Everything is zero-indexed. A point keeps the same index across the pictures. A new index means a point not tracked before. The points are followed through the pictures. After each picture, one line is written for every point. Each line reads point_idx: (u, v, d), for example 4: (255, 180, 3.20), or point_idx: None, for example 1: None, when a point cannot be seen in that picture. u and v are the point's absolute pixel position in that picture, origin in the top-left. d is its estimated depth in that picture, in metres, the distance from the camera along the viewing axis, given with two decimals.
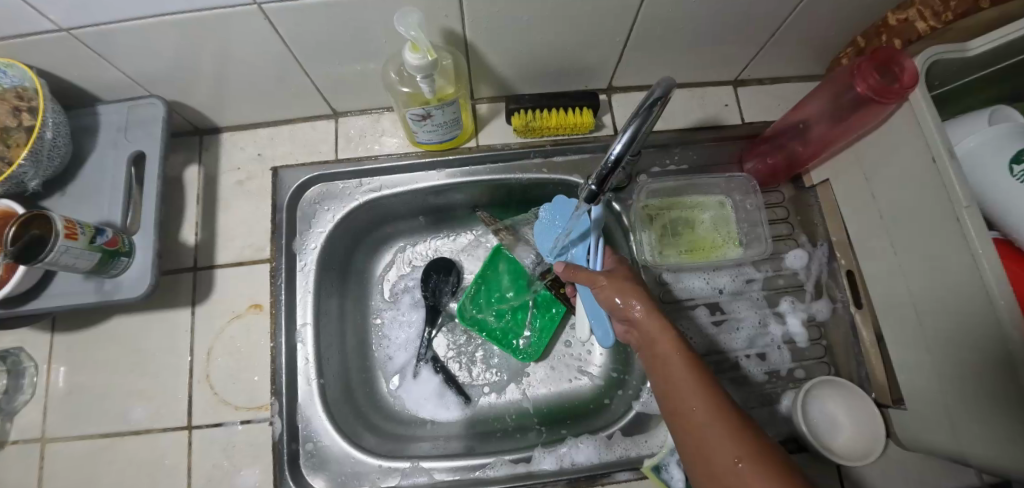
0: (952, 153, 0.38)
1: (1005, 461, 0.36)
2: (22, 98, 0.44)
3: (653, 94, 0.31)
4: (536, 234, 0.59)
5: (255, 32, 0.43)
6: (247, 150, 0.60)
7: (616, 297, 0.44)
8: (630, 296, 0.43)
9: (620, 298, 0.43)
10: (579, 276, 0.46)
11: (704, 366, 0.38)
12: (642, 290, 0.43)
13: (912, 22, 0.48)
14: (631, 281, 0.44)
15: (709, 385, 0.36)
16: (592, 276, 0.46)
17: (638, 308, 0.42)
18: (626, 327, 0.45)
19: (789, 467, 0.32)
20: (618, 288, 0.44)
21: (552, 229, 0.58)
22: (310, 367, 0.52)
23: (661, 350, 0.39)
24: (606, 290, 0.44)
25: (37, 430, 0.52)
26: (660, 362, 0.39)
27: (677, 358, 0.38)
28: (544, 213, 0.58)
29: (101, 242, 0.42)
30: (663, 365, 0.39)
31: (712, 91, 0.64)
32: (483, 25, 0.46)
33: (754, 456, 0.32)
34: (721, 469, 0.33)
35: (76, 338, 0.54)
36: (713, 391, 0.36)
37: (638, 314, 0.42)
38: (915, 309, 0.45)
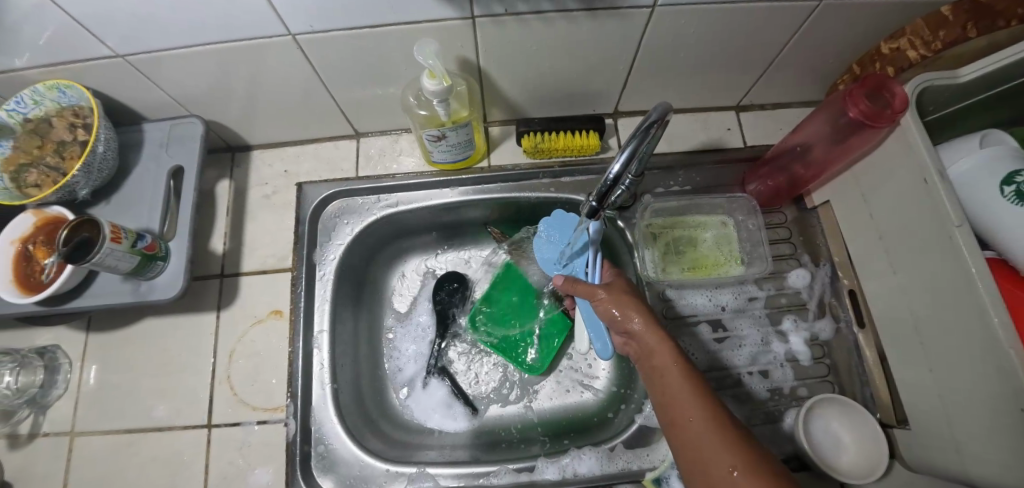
0: (943, 176, 0.40)
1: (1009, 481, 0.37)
2: (79, 115, 0.49)
3: (649, 118, 0.35)
4: (537, 247, 0.60)
5: (288, 57, 0.47)
6: (275, 167, 0.65)
7: (615, 310, 0.45)
8: (628, 309, 0.45)
9: (619, 312, 0.45)
10: (579, 287, 0.49)
11: (700, 378, 0.39)
12: (640, 304, 0.45)
13: (902, 50, 0.50)
14: (629, 294, 0.46)
15: (705, 396, 0.38)
16: (591, 288, 0.48)
17: (636, 321, 0.44)
18: (625, 340, 0.47)
19: (784, 476, 0.32)
20: (616, 302, 0.45)
21: (554, 241, 0.60)
22: (325, 372, 0.54)
23: (658, 361, 0.41)
24: (605, 304, 0.46)
25: (66, 424, 0.55)
26: (658, 373, 0.41)
27: (673, 368, 0.40)
28: (545, 226, 0.60)
29: (142, 246, 0.46)
30: (660, 377, 0.40)
31: (715, 116, 0.67)
32: (496, 53, 0.49)
33: (747, 464, 0.33)
34: (715, 476, 0.33)
35: (108, 337, 0.58)
36: (709, 401, 0.37)
37: (635, 326, 0.44)
38: (917, 327, 0.46)
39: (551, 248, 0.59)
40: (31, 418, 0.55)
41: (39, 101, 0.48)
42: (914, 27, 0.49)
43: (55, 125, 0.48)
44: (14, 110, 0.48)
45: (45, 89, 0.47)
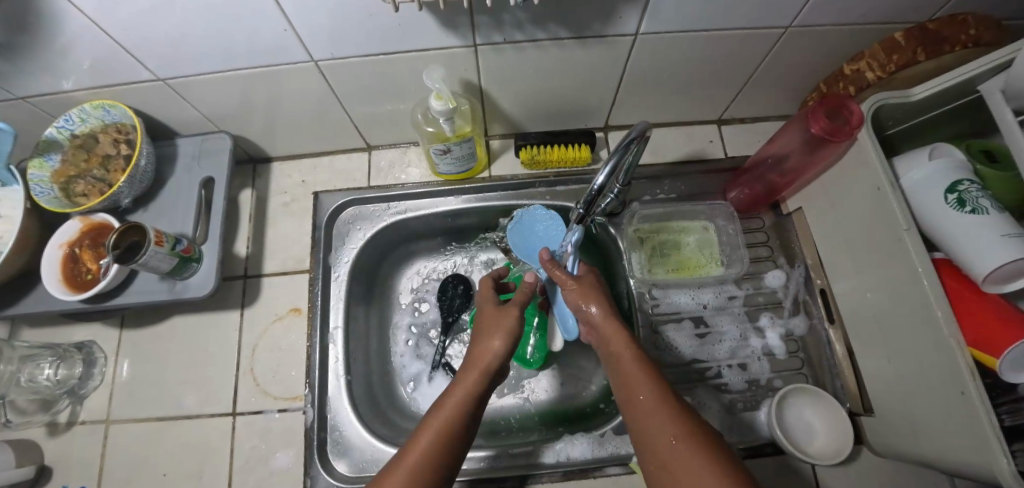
0: (894, 185, 0.45)
1: (960, 457, 0.42)
2: (122, 132, 0.55)
3: (630, 135, 0.40)
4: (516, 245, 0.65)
5: (310, 80, 0.53)
6: (293, 177, 0.70)
7: (580, 300, 0.50)
8: (593, 299, 0.50)
9: (583, 301, 0.50)
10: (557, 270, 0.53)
11: (654, 365, 0.43)
12: (603, 297, 0.50)
13: (862, 72, 0.55)
14: (595, 288, 0.51)
15: (656, 379, 0.41)
16: (565, 276, 0.52)
17: (596, 310, 0.49)
18: (589, 331, 0.51)
19: (720, 444, 0.35)
20: (583, 291, 0.50)
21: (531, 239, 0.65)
22: (340, 365, 0.59)
23: (618, 349, 0.45)
24: (575, 291, 0.51)
25: (103, 413, 0.60)
26: (617, 360, 0.45)
27: (629, 355, 0.44)
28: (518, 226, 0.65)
29: (179, 249, 0.52)
30: (619, 363, 0.44)
31: (699, 129, 0.72)
32: (496, 76, 0.55)
33: (687, 434, 0.36)
34: (659, 446, 0.37)
35: (141, 333, 0.63)
36: (659, 383, 0.41)
37: (596, 316, 0.48)
38: (878, 322, 0.51)
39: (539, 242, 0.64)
40: (70, 407, 0.60)
41: (86, 119, 0.53)
42: (871, 52, 0.54)
43: (101, 141, 0.54)
44: (63, 127, 0.53)
45: (93, 108, 0.52)
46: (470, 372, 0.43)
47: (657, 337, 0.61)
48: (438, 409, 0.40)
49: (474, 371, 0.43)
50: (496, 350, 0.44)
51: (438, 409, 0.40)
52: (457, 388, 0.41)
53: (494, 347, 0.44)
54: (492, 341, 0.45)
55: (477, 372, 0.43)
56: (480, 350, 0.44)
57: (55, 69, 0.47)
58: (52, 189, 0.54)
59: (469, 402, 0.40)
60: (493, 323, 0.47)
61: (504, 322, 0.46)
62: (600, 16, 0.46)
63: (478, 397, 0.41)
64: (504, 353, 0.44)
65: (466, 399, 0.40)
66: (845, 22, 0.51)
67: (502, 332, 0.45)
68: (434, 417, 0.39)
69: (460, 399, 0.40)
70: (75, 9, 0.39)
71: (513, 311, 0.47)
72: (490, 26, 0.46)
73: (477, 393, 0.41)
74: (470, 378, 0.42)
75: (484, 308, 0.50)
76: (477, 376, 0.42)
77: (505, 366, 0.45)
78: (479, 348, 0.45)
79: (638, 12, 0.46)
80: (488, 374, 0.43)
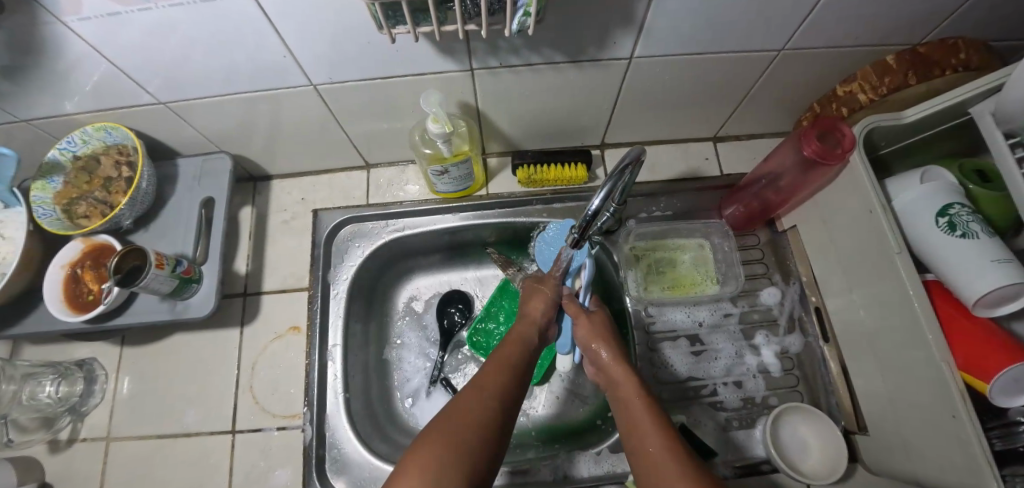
0: (887, 208, 0.46)
1: (952, 479, 0.42)
2: (123, 153, 0.55)
3: (625, 160, 0.41)
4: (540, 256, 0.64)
5: (309, 103, 0.54)
6: (293, 195, 0.71)
7: (590, 338, 0.54)
8: (600, 337, 0.53)
9: (592, 340, 0.54)
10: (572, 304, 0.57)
11: (662, 413, 0.45)
12: (613, 340, 0.54)
13: (855, 94, 0.56)
14: (605, 325, 0.55)
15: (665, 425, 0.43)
16: (578, 310, 0.56)
17: (606, 351, 0.52)
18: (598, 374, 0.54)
19: None
20: (591, 330, 0.54)
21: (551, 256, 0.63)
22: (339, 383, 0.60)
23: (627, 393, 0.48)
24: (584, 326, 0.55)
25: (104, 430, 0.60)
26: (626, 402, 0.47)
27: (638, 399, 0.46)
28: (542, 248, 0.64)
29: (180, 271, 0.52)
30: (628, 406, 0.46)
31: (695, 146, 0.73)
32: (493, 99, 0.56)
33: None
34: None
35: (141, 351, 0.64)
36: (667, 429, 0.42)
37: (605, 356, 0.52)
38: (871, 342, 0.51)
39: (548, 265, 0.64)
40: (71, 425, 0.60)
41: (88, 141, 0.54)
42: (863, 73, 0.55)
43: (103, 164, 0.55)
44: (65, 148, 0.54)
45: (95, 130, 0.53)
46: (523, 327, 0.51)
47: (653, 354, 0.62)
48: (499, 352, 0.48)
49: (526, 327, 0.52)
50: (542, 311, 0.54)
51: (499, 352, 0.48)
52: (515, 338, 0.50)
53: (539, 308, 0.54)
54: (538, 304, 0.54)
55: (529, 327, 0.52)
56: (530, 310, 0.54)
57: (57, 92, 0.47)
58: (54, 210, 0.55)
59: (525, 350, 0.49)
60: (538, 291, 0.56)
61: (550, 290, 0.56)
62: (595, 42, 0.46)
63: (531, 345, 0.50)
64: (551, 314, 0.54)
65: (523, 347, 0.49)
66: (837, 45, 0.52)
67: (546, 298, 0.55)
68: (499, 354, 0.47)
69: (517, 343, 0.49)
70: (77, 38, 0.39)
71: (553, 283, 0.56)
72: (487, 52, 0.46)
73: (530, 343, 0.50)
74: (523, 329, 0.51)
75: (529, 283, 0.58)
76: (530, 328, 0.52)
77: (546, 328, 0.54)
78: (527, 308, 0.54)
79: (632, 37, 0.46)
80: (537, 329, 0.52)
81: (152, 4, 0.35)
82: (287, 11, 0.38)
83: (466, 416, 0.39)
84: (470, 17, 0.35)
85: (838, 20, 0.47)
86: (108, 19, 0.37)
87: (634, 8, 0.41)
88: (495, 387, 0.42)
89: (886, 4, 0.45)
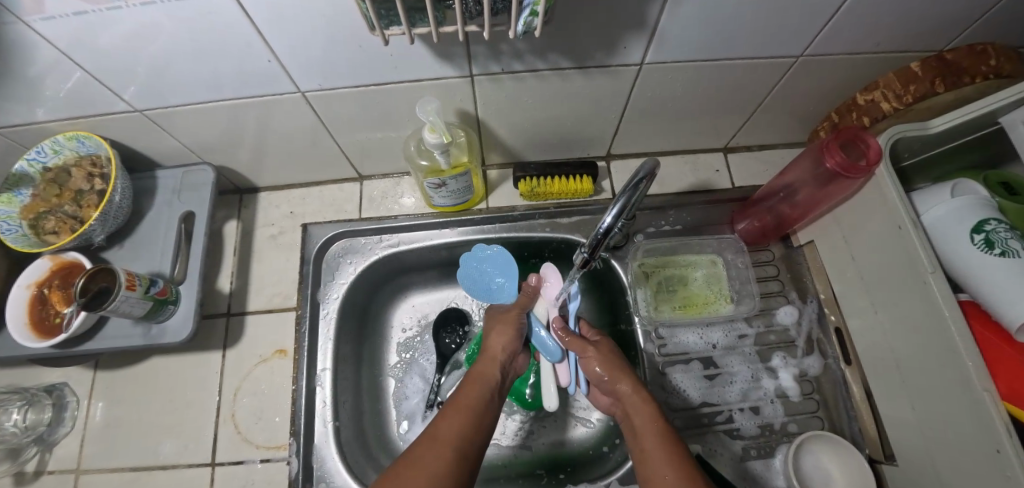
0: (917, 224, 0.42)
1: None
2: (96, 164, 0.51)
3: (638, 175, 0.38)
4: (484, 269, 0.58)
5: (298, 114, 0.51)
6: (281, 209, 0.68)
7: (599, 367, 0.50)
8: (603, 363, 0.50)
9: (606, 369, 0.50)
10: (576, 344, 0.53)
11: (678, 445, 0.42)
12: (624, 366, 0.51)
13: (877, 102, 0.53)
14: (614, 354, 0.52)
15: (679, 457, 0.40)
16: (583, 346, 0.53)
17: (618, 374, 0.49)
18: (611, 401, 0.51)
19: None
20: (599, 360, 0.51)
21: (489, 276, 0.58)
22: (327, 410, 0.56)
23: (639, 423, 0.45)
24: (595, 358, 0.51)
25: (73, 461, 0.56)
26: (640, 435, 0.44)
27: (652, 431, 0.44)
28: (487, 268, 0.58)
29: (154, 292, 0.50)
30: (641, 438, 0.44)
31: (703, 158, 0.71)
32: (492, 108, 0.53)
33: None
34: None
35: (115, 375, 0.60)
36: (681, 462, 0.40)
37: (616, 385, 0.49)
38: (897, 366, 0.47)
39: (498, 295, 0.57)
40: (38, 456, 0.56)
41: (59, 150, 0.50)
42: (886, 81, 0.52)
43: (73, 175, 0.51)
44: (34, 159, 0.50)
45: (66, 139, 0.49)
46: (482, 367, 0.50)
47: (663, 379, 0.58)
48: (462, 393, 0.47)
49: (487, 366, 0.51)
50: (503, 346, 0.53)
51: (459, 394, 0.46)
52: (474, 379, 0.49)
53: (501, 345, 0.53)
54: (498, 338, 0.54)
55: (490, 365, 0.51)
56: (490, 347, 0.53)
57: (25, 99, 0.43)
58: (19, 226, 0.51)
59: (487, 391, 0.47)
60: (501, 322, 0.55)
61: (512, 320, 0.55)
62: (603, 47, 0.43)
63: (494, 385, 0.49)
64: (513, 346, 0.53)
65: (484, 388, 0.47)
66: (859, 51, 0.49)
67: (508, 331, 0.54)
68: (461, 397, 0.46)
69: (478, 385, 0.48)
70: (43, 41, 0.36)
71: (517, 312, 0.56)
72: (488, 57, 0.43)
73: (493, 383, 0.49)
74: (486, 369, 0.50)
75: (492, 316, 0.57)
76: (492, 366, 0.51)
77: (511, 361, 0.53)
78: (488, 344, 0.54)
79: (643, 42, 0.43)
80: (499, 367, 0.51)
81: (121, 2, 0.32)
82: (272, 14, 0.35)
83: (424, 468, 0.37)
84: (471, 17, 0.32)
85: (862, 24, 0.44)
86: (75, 20, 0.33)
87: (648, 10, 0.38)
88: (455, 438, 0.40)
89: (914, 7, 0.42)
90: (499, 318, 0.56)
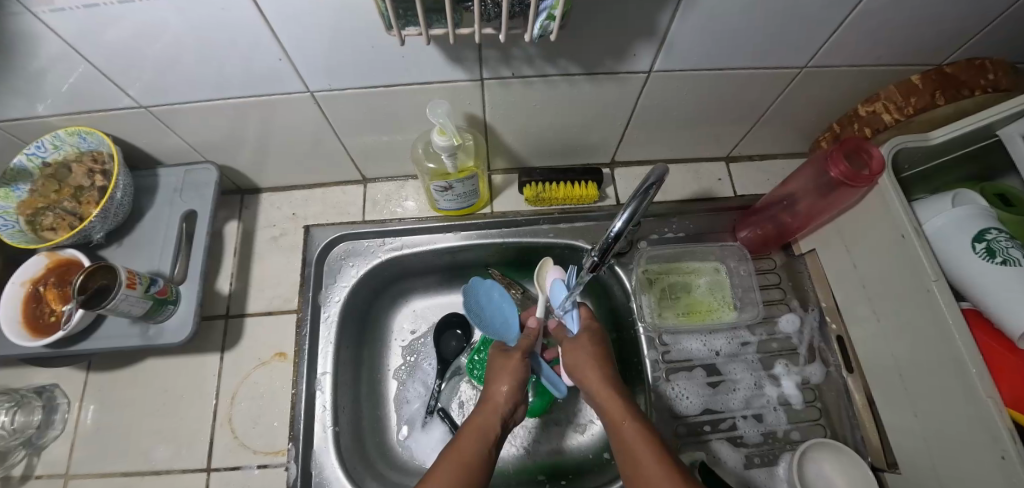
0: (919, 232, 0.43)
1: None
2: (98, 160, 0.51)
3: (648, 180, 0.37)
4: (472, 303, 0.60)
5: (305, 114, 0.51)
6: (283, 210, 0.67)
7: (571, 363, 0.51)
8: (584, 360, 0.50)
9: (576, 367, 0.50)
10: (558, 331, 0.56)
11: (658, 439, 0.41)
12: (602, 364, 0.49)
13: (879, 113, 0.55)
14: (588, 347, 0.51)
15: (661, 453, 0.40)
16: (563, 338, 0.54)
17: (592, 372, 0.48)
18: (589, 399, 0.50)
19: None
20: (576, 357, 0.50)
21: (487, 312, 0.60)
22: (327, 415, 0.55)
23: (617, 417, 0.44)
24: (569, 353, 0.51)
25: (62, 466, 0.54)
26: (618, 431, 0.43)
27: (629, 426, 0.42)
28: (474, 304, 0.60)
29: (154, 291, 0.49)
30: (616, 423, 0.43)
31: (706, 166, 0.71)
32: (501, 112, 0.53)
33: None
34: None
35: (109, 376, 0.58)
36: (660, 457, 0.39)
37: (588, 377, 0.48)
38: (900, 375, 0.48)
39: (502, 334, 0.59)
40: (26, 460, 0.54)
41: (59, 146, 0.49)
42: (887, 93, 0.54)
43: (74, 172, 0.50)
44: (33, 154, 0.49)
45: (67, 134, 0.48)
46: (482, 416, 0.46)
47: (666, 386, 0.58)
48: (458, 442, 0.43)
49: (485, 417, 0.46)
50: (506, 394, 0.48)
51: (458, 443, 0.43)
52: (473, 428, 0.44)
53: (502, 392, 0.48)
54: (498, 387, 0.48)
55: (490, 415, 0.46)
56: (492, 396, 0.48)
57: (28, 93, 0.42)
58: (16, 221, 0.50)
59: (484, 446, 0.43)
60: (504, 369, 0.50)
61: (514, 367, 0.50)
62: (613, 54, 0.44)
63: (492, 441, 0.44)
64: (516, 397, 0.48)
65: (480, 445, 0.43)
66: (861, 64, 0.50)
67: (511, 378, 0.49)
68: (456, 450, 0.42)
69: (475, 437, 0.44)
70: (49, 33, 0.35)
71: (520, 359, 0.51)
72: (498, 62, 0.43)
73: (493, 436, 0.44)
74: (485, 418, 0.45)
75: (496, 355, 0.53)
76: (491, 418, 0.46)
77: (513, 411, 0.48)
78: (488, 392, 0.48)
79: (653, 50, 0.43)
80: (499, 419, 0.46)
81: None
82: (286, 13, 0.35)
83: None
84: (488, 19, 0.32)
85: (866, 37, 0.45)
86: (85, 12, 0.33)
87: (658, 18, 0.39)
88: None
89: (913, 22, 0.43)
90: (499, 360, 0.51)
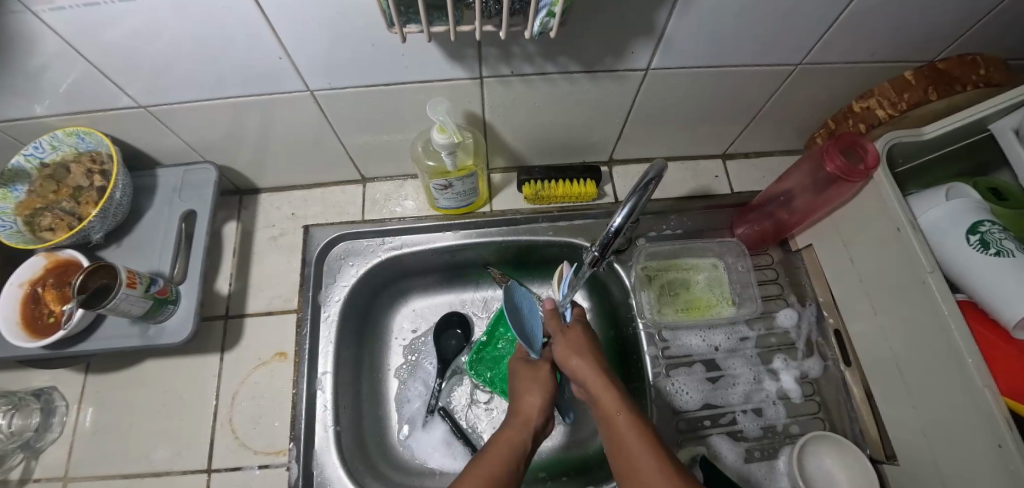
0: (916, 226, 0.43)
1: None
2: (96, 161, 0.50)
3: (647, 176, 0.37)
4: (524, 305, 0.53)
5: (304, 113, 0.51)
6: (282, 210, 0.67)
7: (563, 352, 0.49)
8: (578, 351, 0.49)
9: (569, 357, 0.49)
10: (552, 319, 0.53)
11: (653, 431, 0.41)
12: (593, 355, 0.49)
13: (873, 109, 0.55)
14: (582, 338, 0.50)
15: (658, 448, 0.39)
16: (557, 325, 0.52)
17: (584, 363, 0.47)
18: (582, 390, 0.50)
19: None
20: (570, 348, 0.49)
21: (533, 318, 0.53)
22: (328, 415, 0.55)
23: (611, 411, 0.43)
24: (560, 344, 0.50)
25: (60, 469, 0.54)
26: (611, 423, 0.43)
27: (624, 417, 0.42)
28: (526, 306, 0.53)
29: (154, 290, 0.49)
30: (610, 418, 0.43)
31: (704, 164, 0.72)
32: (500, 110, 0.53)
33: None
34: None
35: (108, 378, 0.58)
36: (656, 449, 0.39)
37: (582, 368, 0.47)
38: (898, 367, 0.48)
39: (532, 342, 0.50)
40: (23, 463, 0.54)
41: (57, 146, 0.49)
42: (880, 89, 0.55)
43: (73, 171, 0.50)
44: (31, 154, 0.49)
45: (65, 135, 0.48)
46: (514, 427, 0.45)
47: (665, 382, 0.58)
48: (489, 450, 0.42)
49: (518, 427, 0.45)
50: (538, 405, 0.48)
51: (488, 451, 0.42)
52: (503, 438, 0.44)
53: (535, 403, 0.48)
54: (533, 398, 0.48)
55: (522, 425, 0.46)
56: (523, 407, 0.48)
57: (26, 92, 0.42)
58: (14, 222, 0.50)
59: (517, 454, 0.42)
60: (532, 379, 0.50)
61: (542, 378, 0.50)
62: (612, 52, 0.44)
63: (525, 450, 0.43)
64: (548, 407, 0.48)
65: (513, 453, 0.42)
66: (855, 61, 0.50)
67: (541, 389, 0.49)
68: (486, 458, 0.41)
69: (507, 445, 0.43)
70: (49, 32, 0.35)
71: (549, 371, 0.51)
72: (498, 60, 0.44)
73: (527, 446, 0.44)
74: (518, 428, 0.45)
75: (519, 365, 0.53)
76: (524, 428, 0.45)
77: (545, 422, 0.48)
78: (520, 404, 0.48)
79: (651, 47, 0.44)
80: (531, 430, 0.46)
81: None
82: (286, 11, 0.35)
83: None
84: (489, 16, 0.33)
85: (860, 34, 0.45)
86: (85, 11, 0.33)
87: (656, 16, 0.39)
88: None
89: (906, 19, 0.44)
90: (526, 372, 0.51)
